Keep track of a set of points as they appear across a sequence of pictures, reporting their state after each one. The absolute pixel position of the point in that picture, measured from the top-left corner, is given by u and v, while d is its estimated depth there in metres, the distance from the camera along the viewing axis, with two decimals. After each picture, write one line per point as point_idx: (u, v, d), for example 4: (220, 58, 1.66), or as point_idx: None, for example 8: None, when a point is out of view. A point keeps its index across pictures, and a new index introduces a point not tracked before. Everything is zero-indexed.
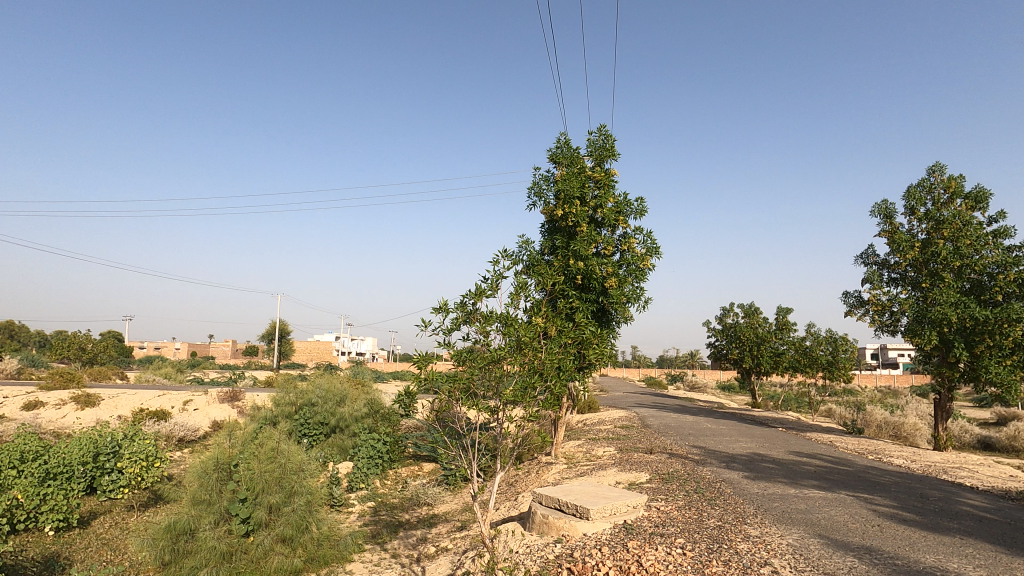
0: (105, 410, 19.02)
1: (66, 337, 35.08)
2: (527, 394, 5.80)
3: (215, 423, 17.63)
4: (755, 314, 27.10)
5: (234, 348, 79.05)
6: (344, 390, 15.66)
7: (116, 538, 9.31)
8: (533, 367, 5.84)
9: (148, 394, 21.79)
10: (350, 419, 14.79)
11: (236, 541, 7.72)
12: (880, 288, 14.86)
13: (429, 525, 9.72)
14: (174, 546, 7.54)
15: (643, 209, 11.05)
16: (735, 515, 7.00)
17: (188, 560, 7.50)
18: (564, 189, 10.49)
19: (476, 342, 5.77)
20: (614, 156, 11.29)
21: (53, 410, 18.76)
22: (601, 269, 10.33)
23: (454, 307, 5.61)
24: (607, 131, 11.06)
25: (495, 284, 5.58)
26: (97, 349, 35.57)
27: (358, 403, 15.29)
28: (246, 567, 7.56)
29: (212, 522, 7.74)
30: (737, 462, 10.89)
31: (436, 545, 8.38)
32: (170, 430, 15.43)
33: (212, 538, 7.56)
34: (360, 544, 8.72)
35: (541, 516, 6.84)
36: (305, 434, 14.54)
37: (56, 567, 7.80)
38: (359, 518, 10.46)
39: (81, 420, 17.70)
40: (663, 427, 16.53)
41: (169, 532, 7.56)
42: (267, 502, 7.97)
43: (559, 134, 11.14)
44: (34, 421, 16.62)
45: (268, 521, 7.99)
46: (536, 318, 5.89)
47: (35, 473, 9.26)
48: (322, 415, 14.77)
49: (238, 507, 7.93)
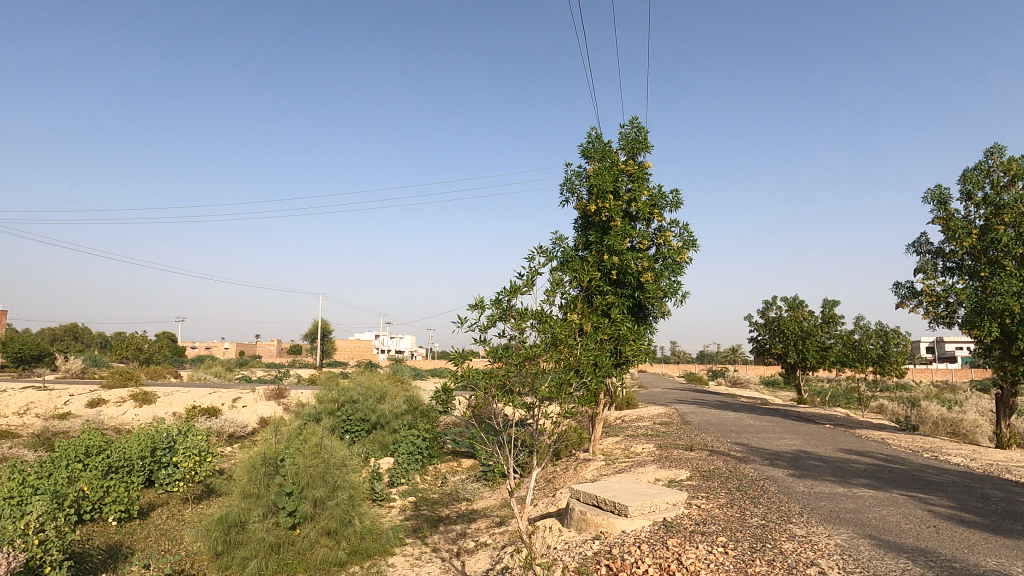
0: (161, 407, 19.98)
1: (126, 338, 37.10)
2: (563, 390, 5.83)
3: (262, 420, 18.24)
4: (800, 307, 26.31)
5: (279, 347, 81.65)
6: (384, 387, 15.97)
7: (174, 529, 9.80)
8: (568, 363, 5.85)
9: (201, 391, 22.94)
10: (390, 416, 15.06)
11: (284, 533, 8.03)
12: (935, 278, 14.15)
13: (469, 521, 9.83)
14: (227, 537, 7.92)
15: (679, 201, 10.85)
16: (780, 515, 6.81)
17: (239, 551, 7.83)
18: (597, 184, 10.38)
19: (512, 338, 5.86)
20: (648, 148, 11.12)
21: (114, 407, 19.90)
22: (636, 263, 10.22)
23: (491, 303, 5.75)
24: (639, 123, 10.90)
25: (531, 281, 5.69)
26: (152, 349, 37.39)
27: (398, 400, 15.56)
28: (294, 558, 7.92)
29: (261, 514, 8.05)
30: (782, 459, 10.58)
31: (476, 540, 8.50)
32: (221, 426, 16.09)
33: (261, 530, 7.89)
34: (402, 538, 8.97)
35: (579, 513, 6.82)
36: (347, 430, 14.95)
37: (120, 556, 8.28)
38: (400, 513, 10.69)
39: (140, 416, 18.67)
40: (704, 423, 16.16)
41: (222, 523, 7.94)
42: (313, 496, 8.29)
43: (591, 128, 11.00)
44: (98, 417, 17.69)
45: (313, 514, 8.30)
46: (571, 315, 5.93)
47: (97, 466, 9.89)
48: (363, 411, 15.12)
49: (285, 501, 8.16)
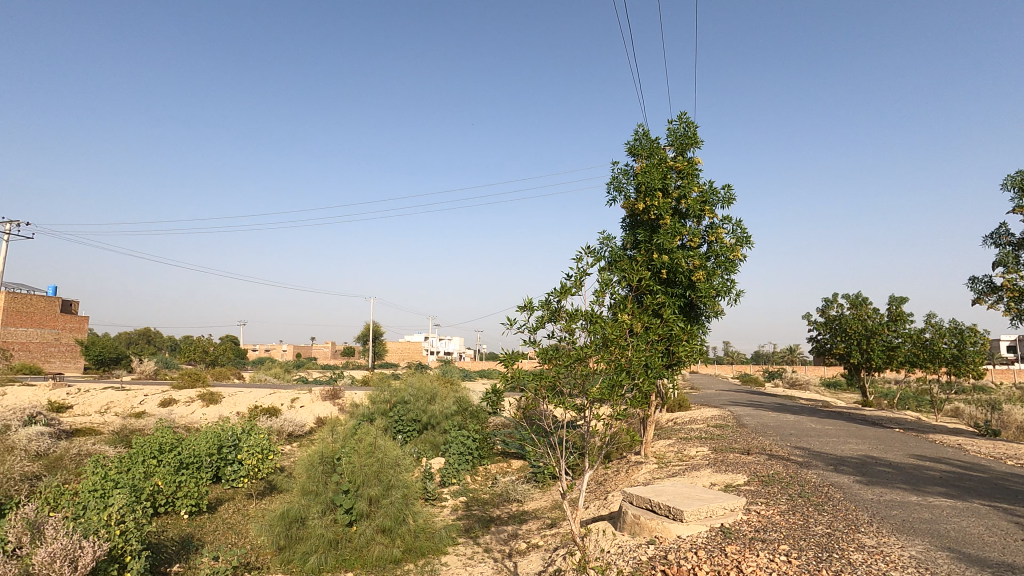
0: (227, 407, 21.06)
1: (194, 341, 39.33)
2: (615, 392, 5.73)
3: (319, 420, 18.91)
4: (863, 305, 24.91)
5: (334, 350, 84.42)
6: (434, 388, 16.25)
7: (239, 523, 10.29)
8: (619, 364, 5.77)
9: (262, 391, 24.02)
10: (441, 417, 15.28)
11: (341, 530, 8.31)
12: (1016, 272, 13.12)
13: (520, 521, 9.86)
14: (288, 532, 8.24)
15: (731, 197, 10.52)
16: (846, 523, 6.48)
17: (300, 546, 8.14)
18: (645, 182, 10.20)
19: (561, 340, 5.85)
20: (698, 143, 10.83)
21: (184, 406, 21.12)
22: (687, 262, 9.98)
23: (540, 304, 5.76)
24: (688, 118, 10.64)
25: (580, 281, 5.68)
26: (218, 351, 39.45)
27: (448, 401, 15.78)
28: (351, 554, 8.18)
29: (320, 510, 8.37)
30: (847, 465, 10.07)
31: (527, 541, 8.51)
32: (281, 425, 16.78)
33: (321, 526, 8.20)
34: (454, 538, 9.08)
35: (632, 517, 6.72)
36: (400, 430, 15.27)
37: (192, 547, 8.77)
38: (452, 512, 10.84)
39: (207, 416, 19.74)
40: (762, 426, 15.58)
41: (284, 518, 8.28)
42: (368, 494, 8.51)
43: (638, 125, 10.83)
44: (170, 416, 18.82)
45: (369, 512, 8.52)
46: (622, 315, 5.86)
47: (170, 462, 10.53)
48: (415, 412, 15.41)
49: (342, 498, 8.48)
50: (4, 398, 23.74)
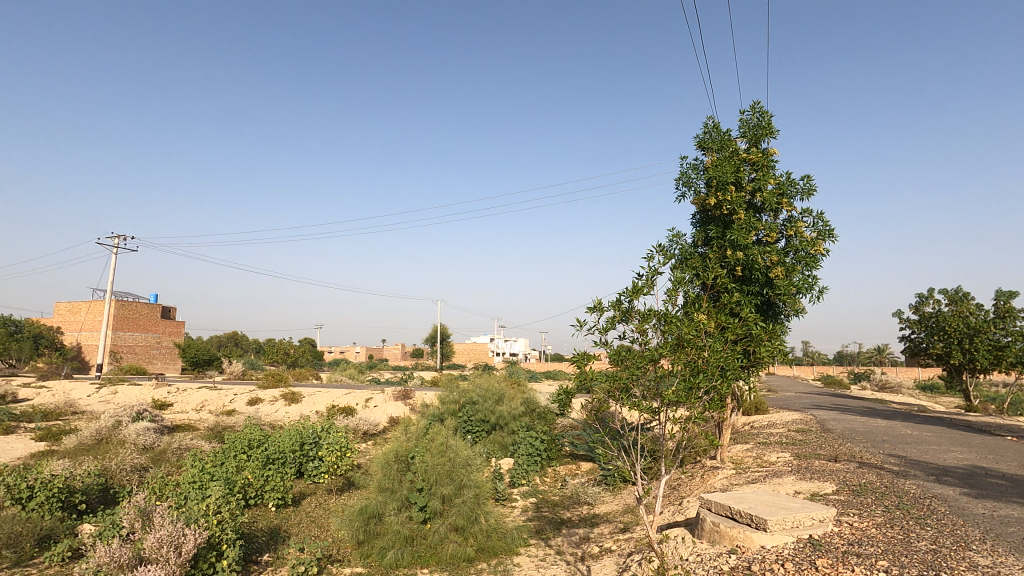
0: (307, 406, 22.21)
1: (276, 344, 41.83)
2: (692, 395, 5.54)
3: (392, 419, 19.55)
4: (964, 301, 22.75)
5: (403, 351, 87.17)
6: (502, 389, 16.38)
7: (321, 516, 10.80)
8: (696, 366, 5.58)
9: (339, 391, 25.16)
10: (509, 417, 15.37)
11: (416, 527, 8.55)
12: None
13: (592, 525, 9.74)
14: (366, 527, 8.56)
15: (811, 188, 9.92)
16: (954, 539, 5.92)
17: (378, 541, 8.43)
18: (716, 176, 9.81)
19: (634, 341, 5.75)
20: (773, 133, 10.30)
21: (269, 405, 22.48)
22: (764, 258, 9.51)
23: (611, 305, 5.69)
24: (762, 107, 10.14)
25: (652, 281, 5.57)
26: (298, 353, 41.71)
27: (516, 402, 15.83)
28: (426, 551, 8.39)
29: (396, 507, 8.65)
30: (952, 476, 9.21)
31: (600, 545, 8.39)
32: (357, 424, 17.49)
33: (397, 523, 8.47)
34: (526, 539, 9.09)
35: (711, 524, 6.47)
36: (469, 430, 15.49)
37: (279, 538, 9.31)
38: (523, 513, 10.88)
39: (289, 414, 20.91)
40: (850, 432, 14.57)
41: (362, 514, 8.62)
42: (441, 493, 8.68)
43: (707, 118, 10.44)
44: (257, 414, 20.09)
45: (442, 510, 8.69)
46: (697, 315, 5.68)
47: (258, 457, 11.24)
48: (483, 412, 15.59)
49: (416, 496, 8.73)
50: (116, 396, 26.26)
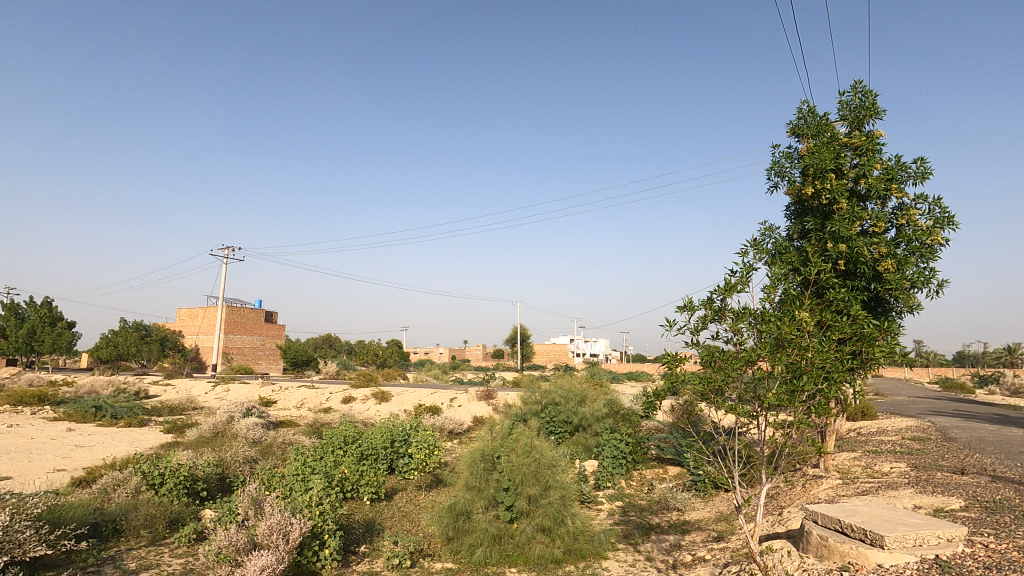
0: (396, 404, 23.19)
1: (367, 346, 44.05)
2: (795, 398, 5.17)
3: (476, 419, 19.93)
4: None
5: (485, 352, 88.85)
6: (584, 390, 16.21)
7: (412, 511, 11.21)
8: (798, 367, 5.20)
9: (425, 391, 26.04)
10: (592, 419, 15.15)
11: (503, 526, 8.64)
12: None
13: (683, 532, 9.38)
14: (456, 524, 8.77)
15: (926, 171, 8.97)
16: None
17: (467, 538, 8.60)
18: (814, 164, 9.15)
19: (727, 342, 5.49)
20: (878, 114, 9.43)
21: (362, 403, 23.70)
22: (871, 250, 8.72)
23: (702, 303, 5.46)
24: (865, 86, 9.31)
25: (746, 277, 5.28)
26: (386, 354, 43.66)
27: (599, 403, 15.59)
28: (514, 550, 8.44)
29: (484, 505, 8.79)
30: None
31: (693, 553, 8.06)
32: (443, 423, 17.99)
33: (485, 521, 8.60)
34: (614, 543, 8.91)
35: (818, 538, 6.02)
36: (552, 431, 15.46)
37: (375, 530, 9.76)
38: (609, 516, 10.70)
39: (380, 412, 21.94)
40: (978, 441, 13.01)
41: (451, 511, 8.84)
42: (527, 493, 8.71)
43: (802, 102, 9.75)
44: (350, 412, 21.25)
45: (529, 510, 8.72)
46: (799, 312, 5.31)
47: (353, 452, 11.87)
48: (566, 413, 15.52)
49: (503, 495, 8.82)
50: (229, 394, 28.79)
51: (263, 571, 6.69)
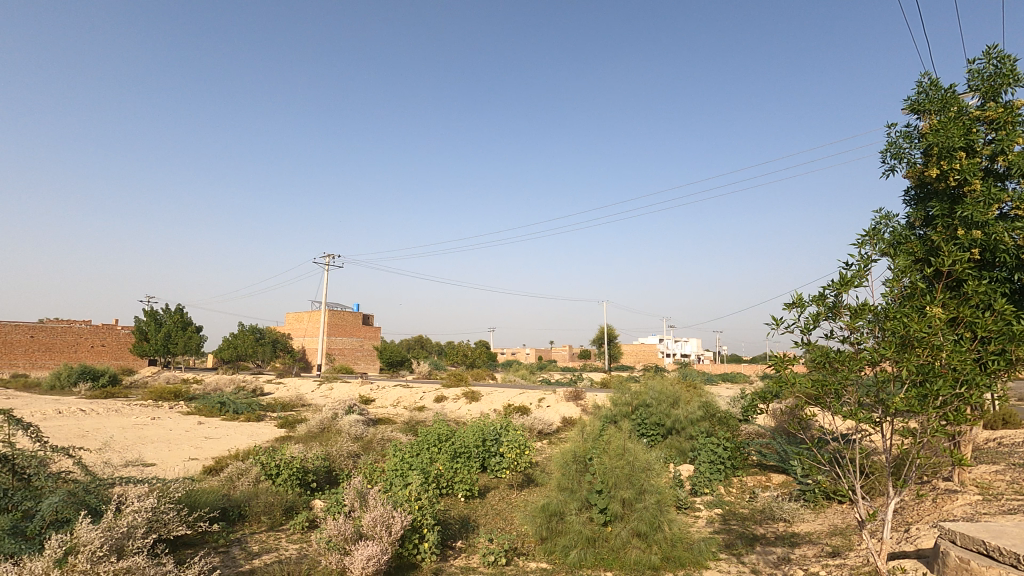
0: (485, 404, 23.66)
1: (456, 347, 45.35)
2: (927, 404, 4.65)
3: (565, 420, 19.86)
4: None
5: (571, 353, 88.42)
6: (677, 392, 15.64)
7: (505, 510, 11.35)
8: (932, 369, 4.67)
9: (513, 391, 26.34)
10: (686, 422, 14.55)
11: (598, 529, 8.52)
12: None
13: (791, 545, 8.77)
14: (549, 524, 8.78)
15: None
16: None
17: (561, 538, 8.58)
18: (939, 142, 8.23)
19: (843, 341, 5.05)
20: (1018, 82, 8.31)
21: (453, 402, 24.41)
22: (1013, 236, 7.68)
23: (813, 300, 5.09)
24: (1000, 51, 8.25)
25: (864, 270, 4.85)
26: (474, 355, 44.69)
27: (693, 405, 14.95)
28: (609, 554, 8.29)
29: (577, 507, 8.73)
30: None
31: (805, 568, 7.49)
32: (532, 423, 18.08)
33: (578, 522, 8.53)
34: (715, 552, 8.50)
35: (957, 560, 5.38)
36: (644, 433, 15.06)
37: (470, 527, 10.01)
38: (708, 524, 10.23)
39: (471, 411, 22.48)
40: None
41: (544, 511, 8.87)
42: (621, 496, 8.53)
43: (922, 75, 8.81)
44: (443, 411, 21.96)
45: (623, 514, 8.52)
46: (930, 308, 4.78)
47: (447, 450, 12.25)
48: (658, 415, 15.06)
49: (596, 498, 8.71)
50: (333, 392, 30.80)
51: (368, 561, 7.07)
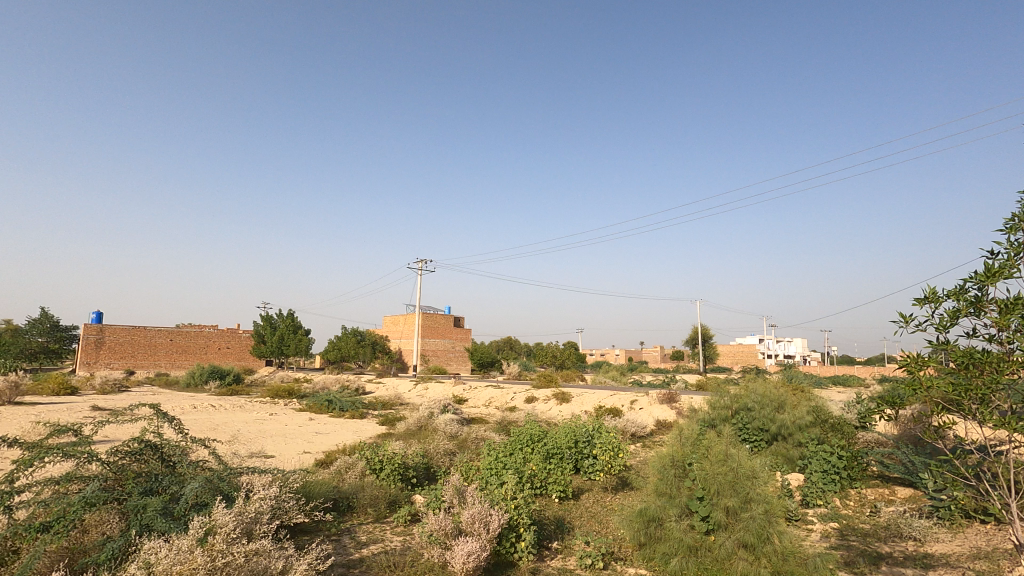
0: (576, 405, 23.49)
1: (545, 349, 45.45)
2: None
3: (659, 423, 19.24)
4: None
5: (663, 354, 85.60)
6: (782, 395, 14.63)
7: (601, 513, 11.19)
8: None
9: (604, 392, 25.93)
10: (793, 427, 13.55)
11: (700, 537, 8.15)
12: None
13: (924, 566, 7.89)
14: (648, 530, 8.55)
15: None
16: None
17: (660, 545, 8.32)
18: None
19: (989, 340, 4.47)
20: None
21: (544, 403, 24.48)
22: None
23: (950, 294, 4.55)
24: None
25: (1015, 260, 4.27)
26: (563, 356, 44.55)
27: (801, 409, 13.90)
28: (713, 564, 7.87)
29: (677, 514, 8.42)
30: None
31: None
32: (625, 425, 17.66)
33: (679, 530, 8.21)
34: (832, 569, 7.83)
35: None
36: (747, 438, 14.24)
37: (565, 528, 9.97)
38: (823, 538, 9.47)
39: (562, 412, 22.42)
40: None
41: (642, 516, 8.65)
42: (724, 505, 8.12)
43: None
44: (534, 411, 22.09)
45: (727, 523, 8.08)
46: None
47: (540, 450, 12.32)
48: (761, 420, 14.17)
49: (698, 505, 8.35)
50: (428, 392, 32.02)
51: (469, 557, 7.26)
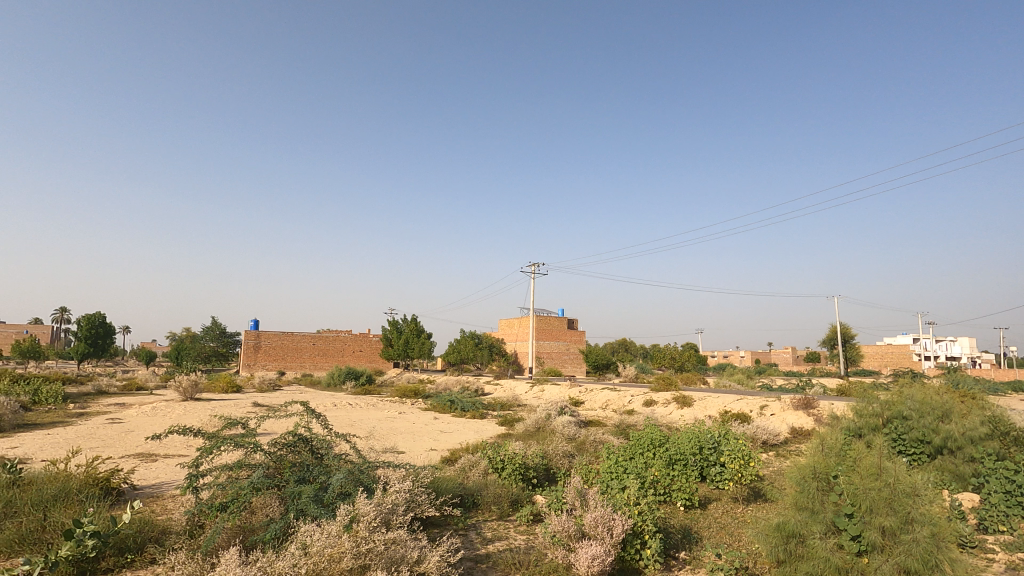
0: (699, 410, 22.36)
1: (663, 351, 43.82)
2: None
3: (794, 431, 17.70)
4: None
5: (795, 356, 78.70)
6: (948, 402, 12.76)
7: (731, 525, 10.53)
8: None
9: (730, 396, 24.39)
10: (963, 439, 11.77)
11: (850, 558, 7.28)
12: None
13: None
14: (787, 546, 7.88)
15: None
16: None
17: (803, 564, 7.62)
18: None
19: None
20: None
21: (664, 407, 23.60)
22: None
23: None
24: None
25: None
26: (682, 358, 42.65)
27: (973, 419, 12.03)
28: None
29: (822, 531, 7.66)
30: None
31: None
32: (755, 432, 16.46)
33: (825, 548, 7.45)
34: None
35: None
36: (903, 451, 12.61)
37: (692, 538, 9.51)
38: (1008, 571, 8.10)
39: (684, 416, 21.47)
40: None
41: (781, 531, 8.00)
42: (880, 524, 7.25)
43: None
44: (654, 415, 21.39)
45: (883, 545, 7.18)
46: None
47: (662, 456, 11.90)
48: (922, 431, 12.47)
49: (846, 522, 7.54)
50: (544, 394, 32.33)
51: (593, 560, 7.20)
